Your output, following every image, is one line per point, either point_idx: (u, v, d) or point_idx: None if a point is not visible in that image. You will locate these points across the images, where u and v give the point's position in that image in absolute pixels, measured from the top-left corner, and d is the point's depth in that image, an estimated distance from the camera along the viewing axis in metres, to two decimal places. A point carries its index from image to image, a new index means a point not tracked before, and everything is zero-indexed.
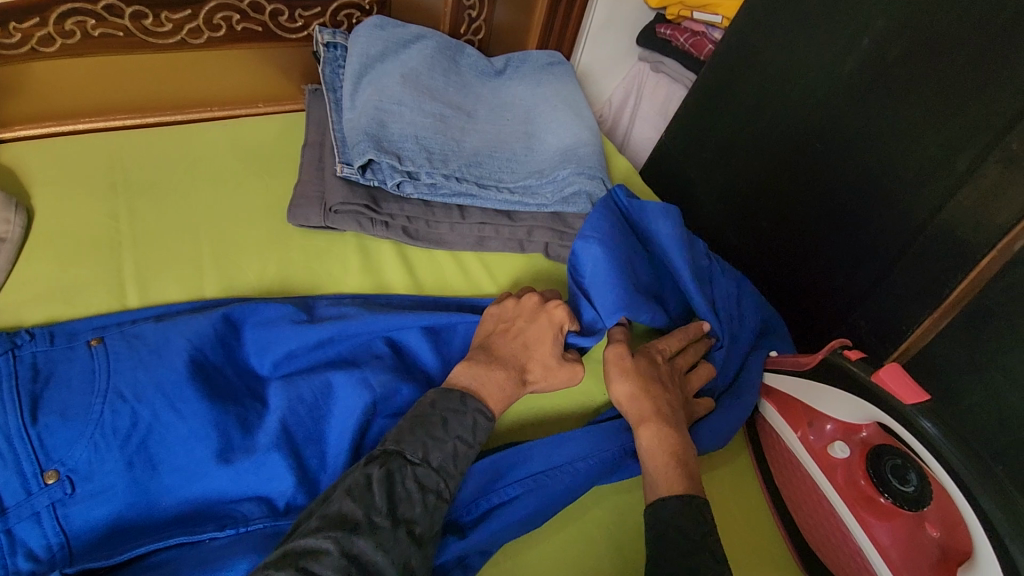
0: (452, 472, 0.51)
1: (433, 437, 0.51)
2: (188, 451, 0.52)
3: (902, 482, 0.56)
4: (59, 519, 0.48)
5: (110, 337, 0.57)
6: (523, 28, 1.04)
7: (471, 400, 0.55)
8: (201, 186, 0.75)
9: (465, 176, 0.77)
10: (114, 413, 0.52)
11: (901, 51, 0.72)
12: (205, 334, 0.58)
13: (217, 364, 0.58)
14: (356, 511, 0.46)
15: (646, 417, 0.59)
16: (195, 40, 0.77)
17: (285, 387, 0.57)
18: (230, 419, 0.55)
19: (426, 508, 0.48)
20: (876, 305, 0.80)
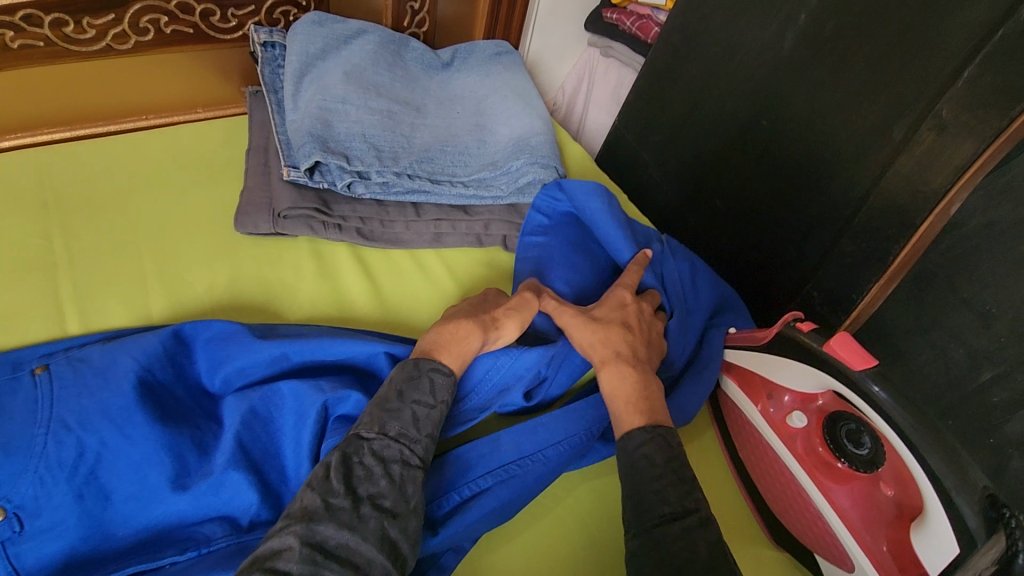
0: (414, 438, 0.51)
1: (388, 411, 0.52)
2: (139, 477, 0.51)
3: (857, 446, 0.58)
4: (10, 558, 0.47)
5: (55, 363, 0.55)
6: (469, 18, 1.02)
7: (424, 363, 0.56)
8: (142, 199, 0.72)
9: (417, 172, 0.76)
10: (58, 444, 0.50)
11: (837, 26, 0.74)
12: (155, 354, 0.56)
13: (167, 386, 0.56)
14: (314, 501, 0.46)
15: (607, 361, 0.60)
16: (123, 45, 0.73)
17: (238, 401, 0.56)
18: (185, 441, 0.53)
19: (390, 480, 0.48)
20: (827, 277, 0.81)
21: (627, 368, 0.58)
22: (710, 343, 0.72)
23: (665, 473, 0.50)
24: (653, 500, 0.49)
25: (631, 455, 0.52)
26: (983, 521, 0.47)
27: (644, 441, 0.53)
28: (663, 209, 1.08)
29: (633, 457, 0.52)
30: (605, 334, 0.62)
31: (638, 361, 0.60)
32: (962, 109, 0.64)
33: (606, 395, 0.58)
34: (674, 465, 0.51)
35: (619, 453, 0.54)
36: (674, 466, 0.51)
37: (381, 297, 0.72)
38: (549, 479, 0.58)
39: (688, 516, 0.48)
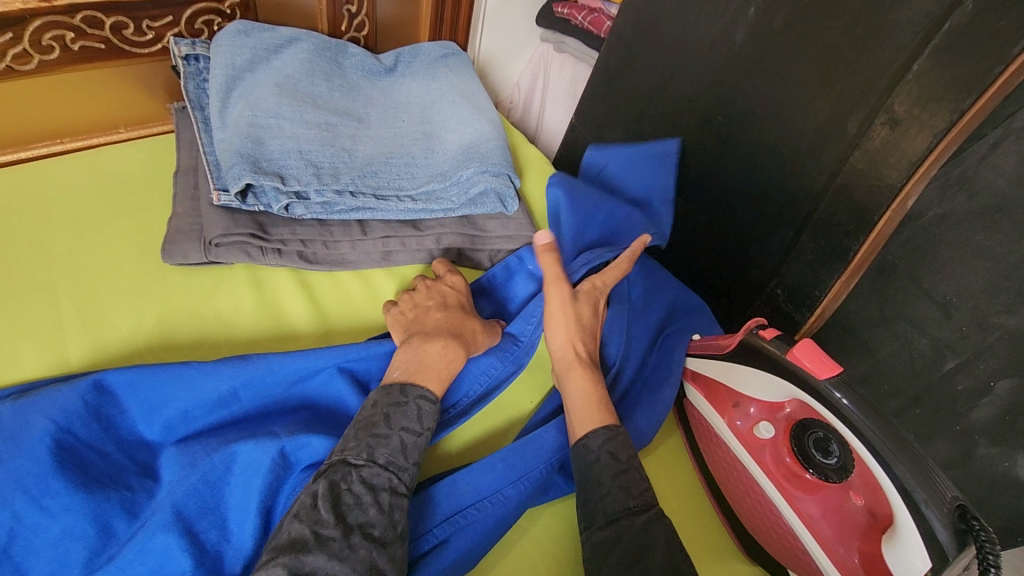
0: (402, 465, 0.51)
1: (375, 437, 0.52)
2: (64, 549, 0.47)
3: (824, 454, 0.57)
4: None
5: None
6: (412, 19, 0.98)
7: (411, 389, 0.55)
8: (57, 234, 0.66)
9: (360, 188, 0.71)
10: None
11: (787, 18, 0.72)
12: (73, 411, 0.51)
13: (93, 446, 0.52)
14: (304, 532, 0.46)
15: (572, 361, 0.61)
16: (25, 66, 0.66)
17: (178, 456, 0.52)
18: (113, 506, 0.49)
19: (381, 509, 0.48)
20: (790, 274, 0.80)
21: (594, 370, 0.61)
22: (672, 354, 0.70)
23: (629, 468, 0.54)
24: (617, 492, 0.52)
25: (596, 451, 0.54)
26: (953, 533, 0.45)
27: (606, 439, 0.55)
28: None
29: (596, 453, 0.54)
30: (578, 331, 0.63)
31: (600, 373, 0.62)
32: (914, 102, 0.63)
33: (570, 396, 0.59)
34: (634, 461, 0.55)
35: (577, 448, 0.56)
36: (635, 462, 0.54)
37: (326, 323, 0.68)
38: (512, 520, 0.55)
39: (650, 509, 0.52)
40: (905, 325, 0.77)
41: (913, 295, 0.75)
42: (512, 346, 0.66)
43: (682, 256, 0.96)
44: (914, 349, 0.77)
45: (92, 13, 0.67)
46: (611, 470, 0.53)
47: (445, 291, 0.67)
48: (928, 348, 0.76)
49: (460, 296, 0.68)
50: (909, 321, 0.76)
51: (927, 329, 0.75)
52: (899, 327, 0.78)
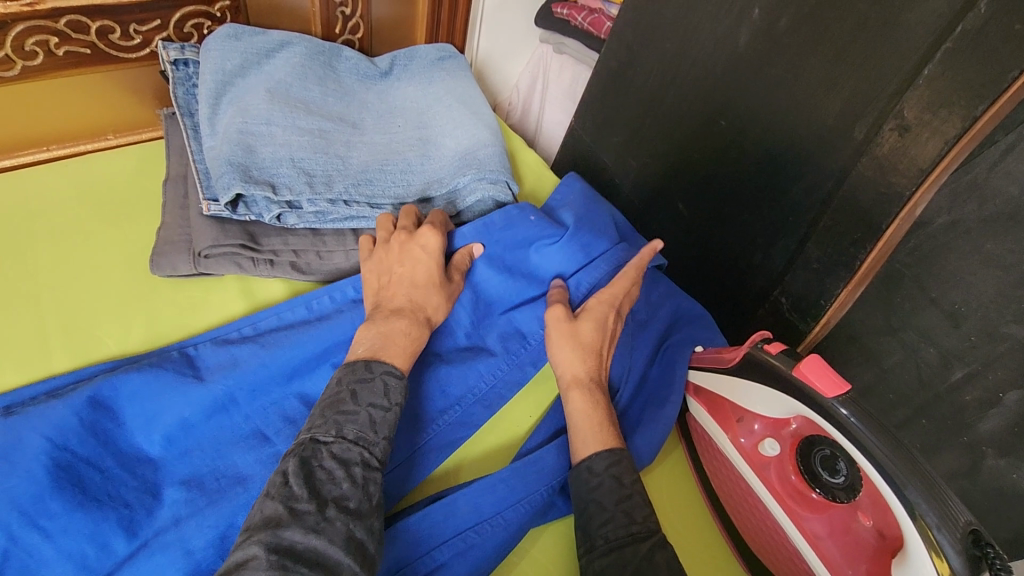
0: (373, 440, 0.50)
1: (343, 413, 0.50)
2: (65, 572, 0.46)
3: (832, 474, 0.56)
4: None
5: None
6: (408, 21, 0.96)
7: (376, 365, 0.54)
8: (43, 245, 0.64)
9: (354, 197, 0.69)
10: None
11: (791, 21, 0.70)
12: (69, 427, 0.50)
13: (89, 462, 0.50)
14: (278, 508, 0.44)
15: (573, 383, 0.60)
16: (9, 71, 0.64)
17: (183, 477, 0.51)
18: (111, 525, 0.48)
19: (354, 483, 0.47)
20: (795, 282, 0.78)
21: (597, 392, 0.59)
22: (673, 370, 0.68)
23: (633, 493, 0.52)
24: (620, 518, 0.51)
25: (596, 475, 0.53)
26: (966, 559, 0.44)
27: (610, 463, 0.54)
28: (625, 211, 1.04)
29: (599, 477, 0.53)
30: (581, 349, 0.61)
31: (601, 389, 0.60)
32: (924, 108, 0.61)
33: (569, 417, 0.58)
34: (639, 487, 0.53)
35: (578, 471, 0.55)
36: (639, 487, 0.53)
37: None
38: (512, 543, 0.54)
39: (653, 535, 0.50)
40: (912, 334, 0.75)
41: (922, 303, 0.73)
42: (519, 347, 0.66)
43: (683, 261, 0.95)
44: (921, 358, 0.76)
45: (77, 17, 0.65)
46: (614, 496, 0.52)
47: (415, 253, 0.64)
48: (936, 357, 0.74)
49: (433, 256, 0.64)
50: (916, 329, 0.75)
51: (935, 338, 0.73)
52: (906, 336, 0.76)
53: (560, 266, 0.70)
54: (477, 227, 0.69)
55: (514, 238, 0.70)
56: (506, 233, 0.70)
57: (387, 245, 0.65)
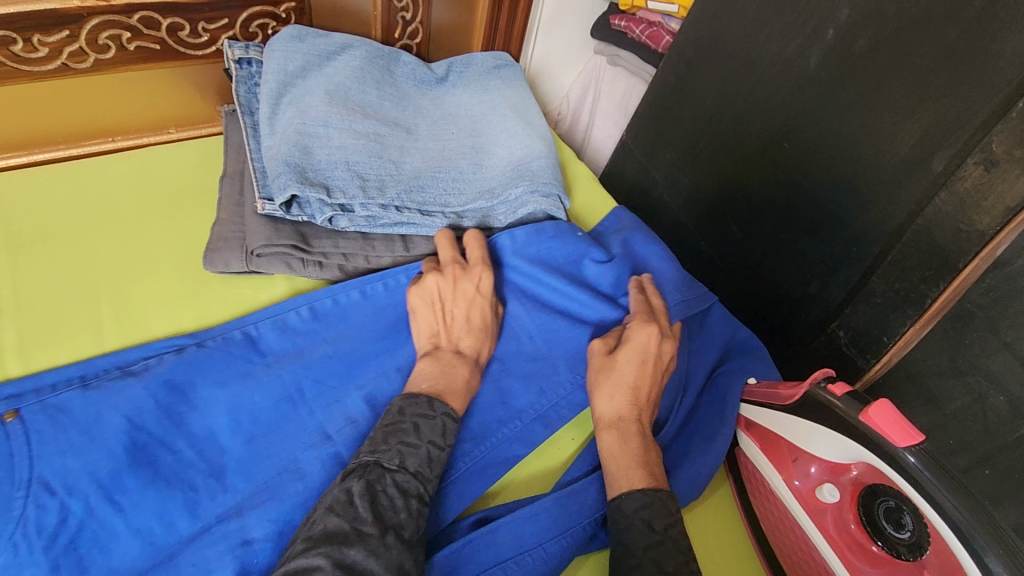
0: (429, 477, 0.50)
1: (406, 444, 0.50)
2: (135, 550, 0.45)
3: (896, 528, 0.52)
4: None
5: (26, 408, 0.49)
6: (466, 27, 0.95)
7: (438, 405, 0.54)
8: (102, 234, 0.66)
9: (406, 203, 0.68)
10: (37, 508, 0.45)
11: (867, 44, 0.67)
12: (144, 407, 0.51)
13: (164, 442, 0.50)
14: (342, 525, 0.43)
15: (607, 420, 0.59)
16: (81, 64, 0.66)
17: (246, 467, 0.51)
18: (176, 507, 0.47)
19: (411, 513, 0.46)
20: (857, 314, 0.75)
21: (630, 431, 0.57)
22: (724, 400, 0.66)
23: (665, 540, 0.49)
24: (649, 565, 0.48)
25: (630, 518, 0.51)
26: None
27: (643, 504, 0.52)
28: (675, 229, 1.02)
29: (630, 519, 0.51)
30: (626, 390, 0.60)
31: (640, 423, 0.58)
32: (1015, 143, 0.57)
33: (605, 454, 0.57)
34: (671, 532, 0.50)
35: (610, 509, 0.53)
36: (671, 534, 0.50)
37: None
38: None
39: None
40: (981, 379, 0.70)
41: (993, 348, 0.68)
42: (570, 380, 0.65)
43: (733, 284, 0.92)
44: (988, 405, 0.71)
45: (148, 14, 0.66)
46: (644, 541, 0.49)
47: (470, 290, 0.63)
48: (1005, 406, 0.69)
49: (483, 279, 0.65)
50: (985, 374, 0.70)
51: (1007, 385, 0.68)
52: (974, 381, 0.71)
53: (612, 283, 0.72)
54: (529, 231, 0.72)
55: (563, 250, 0.72)
56: (555, 242, 0.72)
57: (441, 274, 0.64)
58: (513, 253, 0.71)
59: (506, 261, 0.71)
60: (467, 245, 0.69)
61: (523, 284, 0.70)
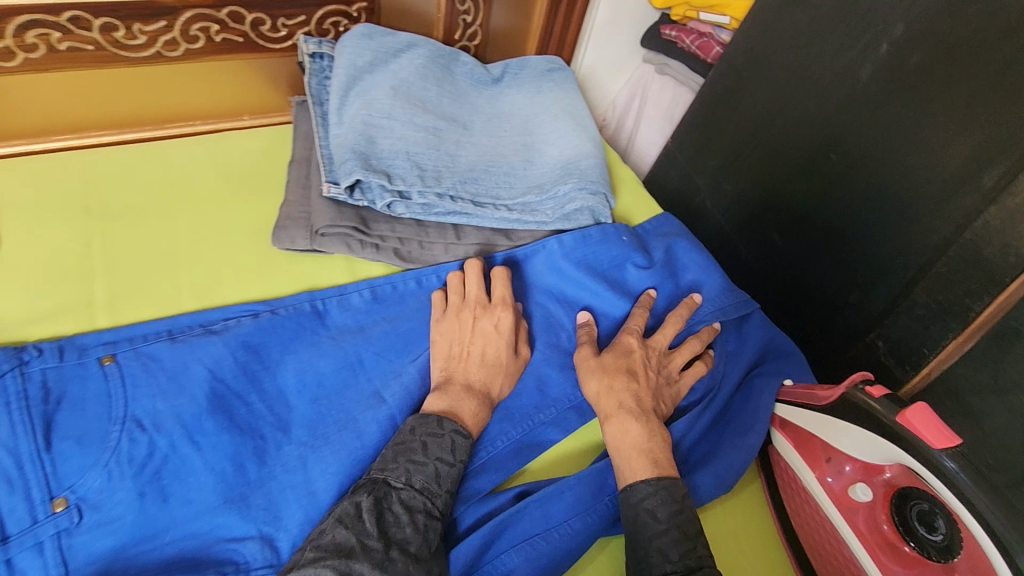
0: (436, 491, 0.52)
1: (414, 462, 0.53)
2: (208, 483, 0.52)
3: (929, 530, 0.52)
4: (62, 550, 0.47)
5: (123, 354, 0.57)
6: (522, 31, 0.99)
7: (448, 422, 0.56)
8: (181, 209, 0.71)
9: (460, 194, 0.72)
10: (131, 441, 0.52)
11: (920, 59, 0.68)
12: (225, 363, 0.58)
13: (238, 394, 0.57)
14: (349, 538, 0.47)
15: (611, 413, 0.60)
16: (173, 52, 0.72)
17: (310, 421, 0.58)
18: (247, 451, 0.54)
19: (416, 529, 0.49)
20: (897, 326, 0.76)
21: (628, 420, 0.58)
22: (759, 398, 0.67)
23: (668, 529, 0.52)
24: (654, 556, 0.51)
25: (635, 507, 0.54)
26: None
27: (649, 493, 0.54)
28: (716, 237, 1.03)
29: (635, 508, 0.54)
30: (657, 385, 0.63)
31: (641, 411, 0.60)
32: None
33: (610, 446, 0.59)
34: (675, 519, 0.52)
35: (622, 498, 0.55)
36: (676, 522, 0.52)
37: None
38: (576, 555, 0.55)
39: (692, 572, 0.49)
40: None
41: None
42: None
43: (771, 295, 0.93)
44: None
45: (236, 8, 0.72)
46: (649, 531, 0.52)
47: (488, 329, 0.64)
48: None
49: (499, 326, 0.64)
50: None
51: None
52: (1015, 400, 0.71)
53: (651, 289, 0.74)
54: (577, 237, 0.75)
55: (608, 254, 0.75)
56: (602, 246, 0.75)
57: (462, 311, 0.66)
58: (564, 257, 0.74)
59: (558, 264, 0.74)
60: (494, 283, 0.68)
61: (564, 286, 0.73)
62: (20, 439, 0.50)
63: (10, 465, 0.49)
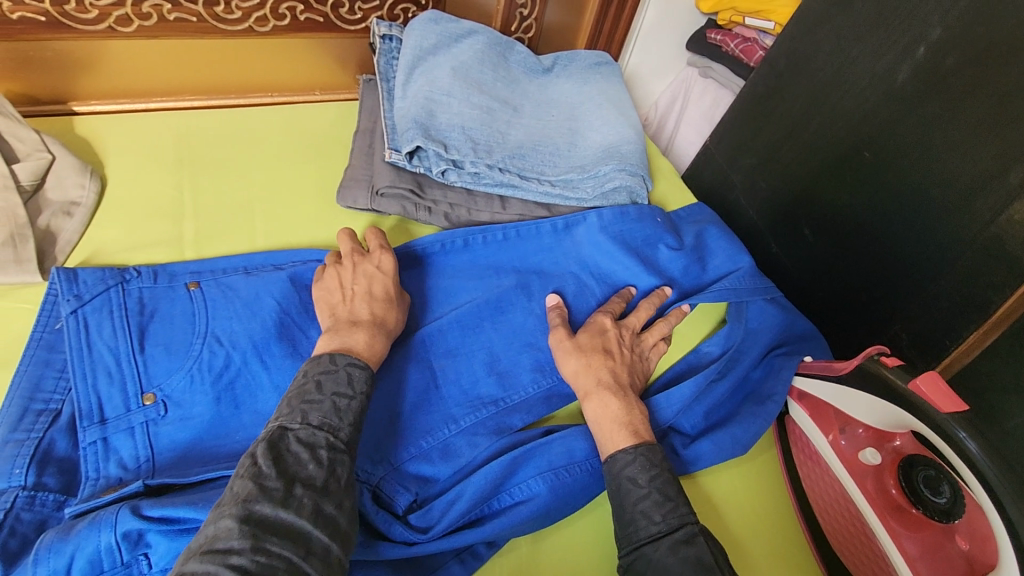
0: (337, 425, 0.51)
1: (308, 402, 0.52)
2: (274, 400, 0.59)
3: (934, 494, 0.56)
4: (150, 435, 0.55)
5: (206, 283, 0.65)
6: (574, 27, 1.06)
7: (341, 358, 0.55)
8: (258, 166, 0.79)
9: (508, 167, 0.78)
10: (211, 353, 0.59)
11: (956, 61, 0.71)
12: (292, 299, 0.65)
13: (300, 327, 0.64)
14: (248, 486, 0.45)
15: (590, 390, 0.62)
16: (262, 28, 0.81)
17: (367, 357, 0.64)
18: None
19: (321, 463, 0.48)
20: (921, 317, 0.79)
21: (609, 396, 0.61)
22: (778, 374, 0.71)
23: (649, 493, 0.54)
24: (639, 518, 0.53)
25: (617, 477, 0.56)
26: None
27: (630, 460, 0.56)
28: (748, 232, 1.07)
29: (618, 477, 0.56)
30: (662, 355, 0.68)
31: (619, 386, 0.62)
32: None
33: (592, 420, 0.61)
34: (655, 484, 0.55)
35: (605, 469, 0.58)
36: (656, 485, 0.54)
37: None
38: (593, 488, 0.62)
39: (676, 531, 0.52)
40: None
41: None
42: None
43: (797, 288, 0.97)
44: None
45: None
46: (633, 497, 0.54)
47: (370, 269, 0.65)
48: None
49: (382, 274, 0.65)
50: None
51: None
52: None
53: (680, 269, 0.79)
54: (615, 213, 0.80)
55: (642, 232, 0.80)
56: (637, 224, 0.80)
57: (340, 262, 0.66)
58: (603, 230, 0.79)
59: (597, 235, 0.79)
60: (368, 238, 0.69)
61: (599, 257, 0.78)
62: (119, 341, 0.58)
63: (110, 361, 0.57)
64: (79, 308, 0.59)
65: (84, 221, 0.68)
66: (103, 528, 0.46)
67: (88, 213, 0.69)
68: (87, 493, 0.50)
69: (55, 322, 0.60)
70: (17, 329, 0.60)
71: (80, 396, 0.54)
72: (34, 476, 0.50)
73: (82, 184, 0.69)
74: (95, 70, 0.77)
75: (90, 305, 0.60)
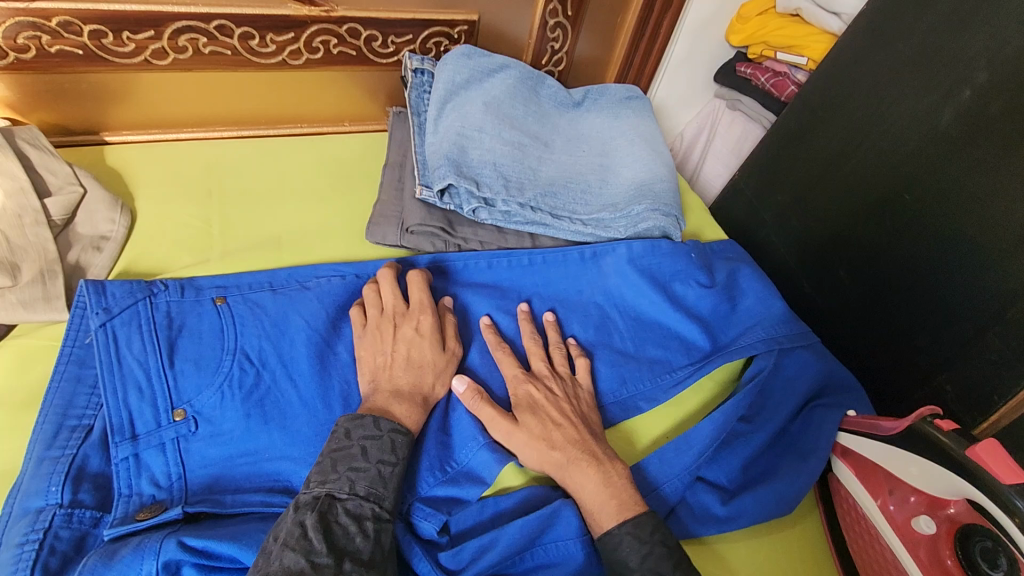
0: (383, 494, 0.50)
1: (354, 470, 0.51)
2: (302, 416, 0.58)
3: (991, 566, 0.53)
4: (181, 452, 0.54)
5: (233, 298, 0.63)
6: (604, 60, 1.05)
7: (384, 423, 0.54)
8: (286, 199, 0.79)
9: (540, 206, 0.77)
10: (242, 370, 0.58)
11: (1003, 105, 0.69)
12: (319, 317, 0.64)
13: (327, 341, 0.63)
14: (299, 560, 0.44)
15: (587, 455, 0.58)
16: (295, 61, 0.81)
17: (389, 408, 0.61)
18: (335, 393, 0.60)
19: (369, 537, 0.48)
20: (967, 368, 0.75)
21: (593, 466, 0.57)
22: (820, 428, 0.68)
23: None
24: None
25: (610, 561, 0.54)
26: None
27: (613, 544, 0.54)
28: (779, 269, 1.04)
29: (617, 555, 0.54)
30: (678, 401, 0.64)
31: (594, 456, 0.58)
32: None
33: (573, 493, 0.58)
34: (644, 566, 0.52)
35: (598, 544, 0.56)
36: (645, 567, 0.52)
37: None
38: None
39: None
40: None
41: None
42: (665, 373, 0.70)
43: (832, 330, 0.94)
44: None
45: (354, 26, 0.80)
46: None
47: (409, 334, 0.62)
48: None
49: (423, 340, 0.62)
50: None
51: None
52: None
53: (713, 308, 0.76)
54: (646, 245, 0.78)
55: (672, 266, 0.78)
56: (668, 258, 0.78)
57: (382, 321, 0.63)
58: (630, 262, 0.77)
59: (626, 269, 0.77)
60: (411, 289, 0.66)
61: (625, 290, 0.76)
62: (148, 355, 0.57)
63: (141, 376, 0.56)
64: (108, 321, 0.57)
65: (113, 255, 0.68)
66: (147, 556, 0.46)
67: (117, 248, 0.68)
68: (121, 513, 0.50)
69: (84, 337, 0.59)
70: (44, 368, 0.59)
71: (111, 411, 0.53)
72: (70, 494, 0.50)
73: (112, 218, 0.69)
74: (128, 101, 0.77)
75: (119, 318, 0.58)
